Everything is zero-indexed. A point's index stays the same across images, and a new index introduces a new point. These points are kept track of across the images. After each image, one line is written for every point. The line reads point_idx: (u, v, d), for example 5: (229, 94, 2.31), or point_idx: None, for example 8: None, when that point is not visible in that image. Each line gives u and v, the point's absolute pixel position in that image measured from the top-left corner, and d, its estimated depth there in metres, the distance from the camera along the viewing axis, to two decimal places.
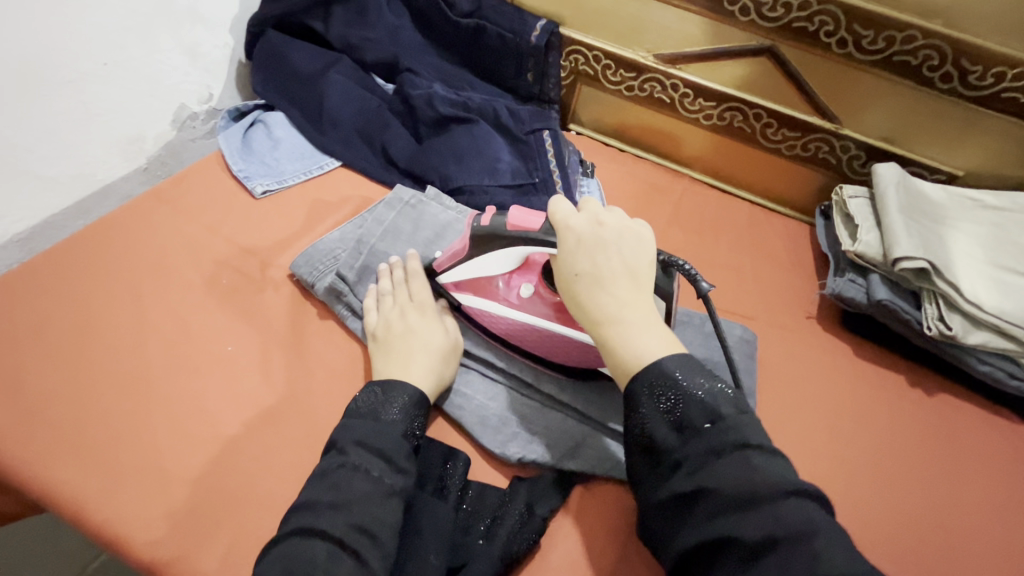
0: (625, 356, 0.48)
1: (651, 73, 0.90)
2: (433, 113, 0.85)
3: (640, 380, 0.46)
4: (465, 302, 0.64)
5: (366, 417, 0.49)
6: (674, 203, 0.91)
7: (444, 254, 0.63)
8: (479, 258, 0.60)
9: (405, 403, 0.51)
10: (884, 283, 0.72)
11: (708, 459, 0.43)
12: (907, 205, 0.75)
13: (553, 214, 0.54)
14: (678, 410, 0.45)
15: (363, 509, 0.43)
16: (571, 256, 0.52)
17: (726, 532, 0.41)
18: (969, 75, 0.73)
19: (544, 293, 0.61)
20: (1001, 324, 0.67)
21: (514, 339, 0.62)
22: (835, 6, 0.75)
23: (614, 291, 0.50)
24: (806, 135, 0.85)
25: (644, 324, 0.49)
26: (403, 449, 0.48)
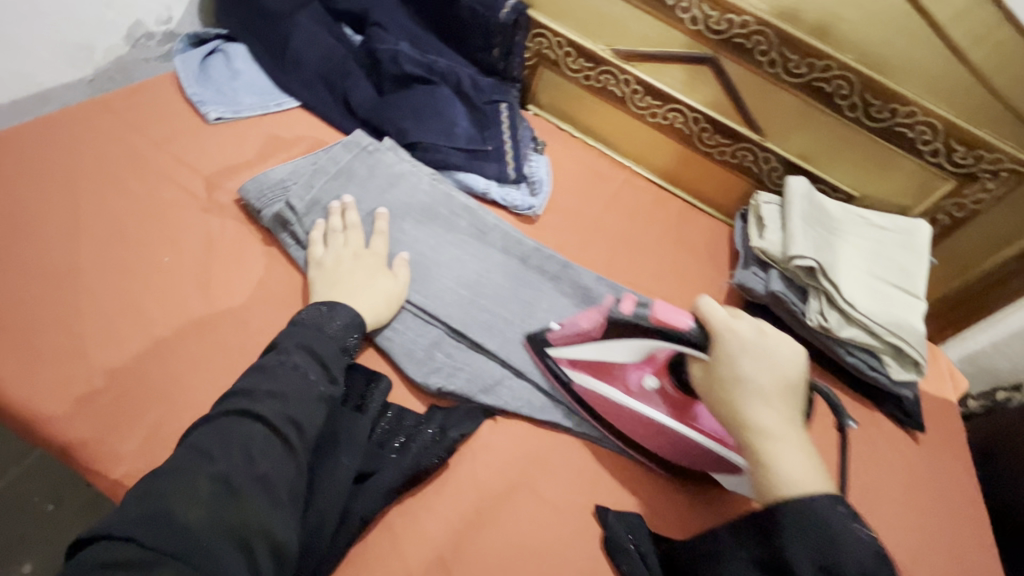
0: (776, 473, 0.49)
1: (607, 66, 0.96)
2: (397, 70, 0.87)
3: (789, 506, 0.47)
4: (581, 381, 0.61)
5: (310, 328, 0.55)
6: (614, 190, 0.99)
7: (562, 329, 0.64)
8: (610, 342, 0.61)
9: (347, 322, 0.58)
10: (780, 278, 0.82)
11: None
12: (809, 214, 0.85)
13: (709, 318, 0.55)
14: (830, 556, 0.45)
15: (296, 403, 0.48)
16: (732, 363, 0.53)
17: None
18: (871, 108, 0.84)
19: (666, 388, 0.60)
20: (868, 321, 0.78)
21: (621, 426, 0.61)
22: (770, 29, 0.84)
23: (772, 405, 0.51)
24: (735, 144, 0.95)
25: (797, 444, 0.50)
26: (338, 362, 0.54)
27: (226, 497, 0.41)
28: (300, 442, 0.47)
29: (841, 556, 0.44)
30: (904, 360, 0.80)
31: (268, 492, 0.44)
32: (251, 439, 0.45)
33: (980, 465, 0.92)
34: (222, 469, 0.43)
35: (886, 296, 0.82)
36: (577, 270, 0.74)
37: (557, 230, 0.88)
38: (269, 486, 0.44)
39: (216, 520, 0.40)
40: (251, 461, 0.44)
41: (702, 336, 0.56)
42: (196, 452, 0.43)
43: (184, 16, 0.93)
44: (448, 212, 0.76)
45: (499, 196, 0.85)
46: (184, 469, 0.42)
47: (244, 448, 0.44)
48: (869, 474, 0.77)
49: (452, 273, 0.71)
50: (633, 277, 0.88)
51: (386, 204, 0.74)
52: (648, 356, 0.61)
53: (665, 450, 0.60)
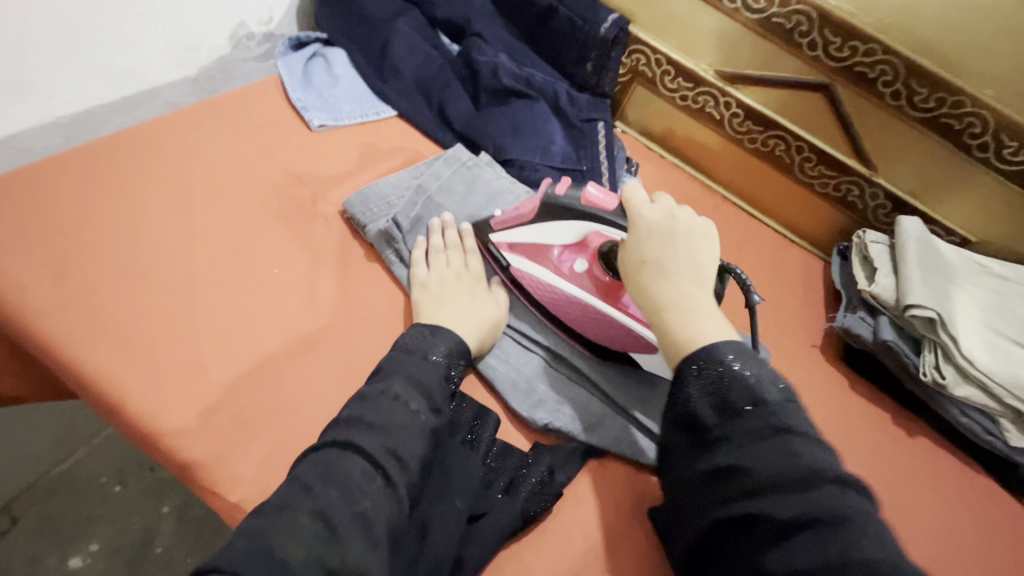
0: (676, 339, 0.52)
1: (708, 87, 0.93)
2: (496, 83, 0.85)
3: (687, 365, 0.50)
4: (517, 264, 0.66)
5: (415, 355, 0.53)
6: (704, 216, 0.95)
7: (505, 215, 0.68)
8: (547, 225, 0.65)
9: (450, 349, 0.55)
10: (891, 326, 0.77)
11: (745, 440, 0.46)
12: (924, 259, 0.80)
13: (630, 203, 0.58)
14: (724, 392, 0.48)
15: (396, 435, 0.46)
16: (640, 243, 0.56)
17: (759, 509, 0.43)
18: (1004, 149, 0.78)
19: (595, 272, 0.64)
20: (987, 381, 0.72)
21: (551, 304, 0.64)
22: (898, 59, 0.79)
23: (674, 278, 0.54)
24: (841, 175, 0.90)
25: (701, 312, 0.53)
26: (441, 391, 0.52)
27: (325, 537, 0.40)
28: (402, 478, 0.45)
29: (732, 390, 0.47)
30: None
31: (367, 532, 0.42)
32: (349, 475, 0.44)
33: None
34: (319, 505, 0.42)
35: (1007, 353, 0.76)
36: None
37: None
38: (370, 525, 0.42)
39: (316, 560, 0.39)
40: (349, 498, 0.42)
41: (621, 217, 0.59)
42: (298, 486, 0.43)
43: (284, 18, 0.94)
44: None
45: None
46: (286, 503, 0.41)
47: (344, 483, 0.43)
48: (983, 546, 0.71)
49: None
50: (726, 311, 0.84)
51: (485, 222, 0.72)
52: (582, 241, 0.65)
53: (593, 331, 0.63)
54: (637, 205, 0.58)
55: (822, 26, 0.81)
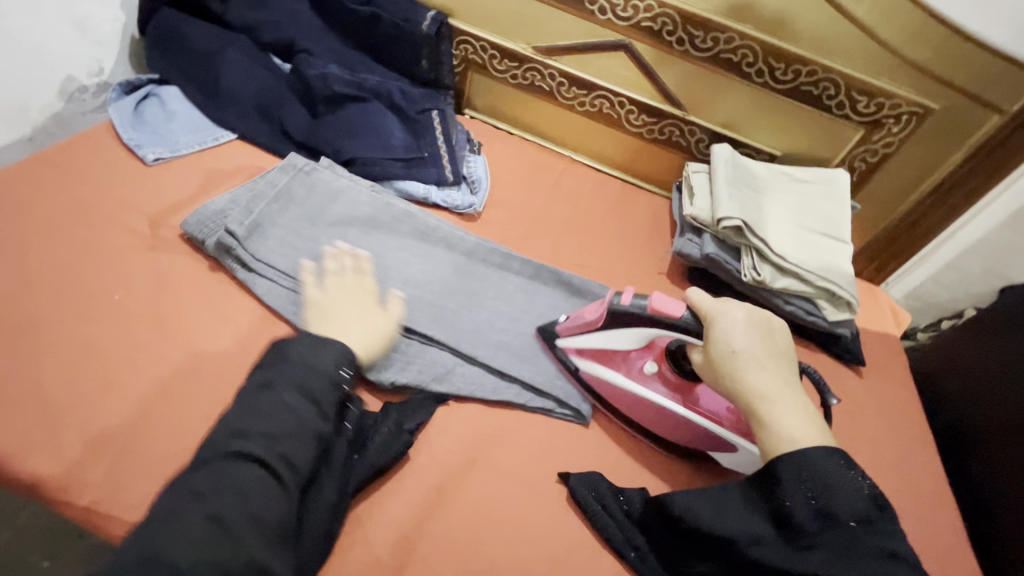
0: (778, 429, 0.53)
1: (531, 63, 1.01)
2: (329, 91, 0.91)
3: (790, 457, 0.52)
4: (588, 368, 0.68)
5: (301, 363, 0.55)
6: (554, 179, 1.03)
7: (569, 321, 0.69)
8: (612, 331, 0.67)
9: (335, 354, 0.58)
10: (714, 241, 0.86)
11: (843, 558, 0.48)
12: (733, 177, 0.90)
13: (701, 305, 0.61)
14: (829, 504, 0.50)
15: (288, 442, 0.51)
16: (727, 338, 0.58)
17: None
18: (776, 71, 0.90)
19: (665, 372, 0.66)
20: (798, 270, 0.83)
21: (618, 403, 0.68)
22: (672, 10, 0.89)
23: (767, 373, 0.56)
24: (661, 121, 1.00)
25: (794, 407, 0.54)
26: (330, 397, 0.56)
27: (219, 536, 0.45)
28: (291, 477, 0.51)
29: (837, 504, 0.49)
30: (838, 302, 0.85)
31: (262, 530, 0.47)
32: (248, 483, 0.48)
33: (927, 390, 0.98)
34: (213, 509, 0.46)
35: (813, 244, 0.88)
36: (517, 260, 0.79)
37: (502, 222, 0.92)
38: (263, 522, 0.48)
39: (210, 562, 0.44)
40: (244, 501, 0.47)
41: (696, 320, 0.61)
42: (193, 493, 0.47)
43: (116, 66, 0.96)
44: (390, 219, 0.79)
45: (439, 198, 0.89)
46: (182, 509, 0.45)
47: (240, 489, 0.48)
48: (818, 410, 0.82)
49: (399, 274, 0.75)
50: (580, 258, 0.92)
51: (329, 218, 0.77)
52: (648, 342, 0.67)
53: (672, 433, 0.66)
54: (715, 306, 0.60)
55: None
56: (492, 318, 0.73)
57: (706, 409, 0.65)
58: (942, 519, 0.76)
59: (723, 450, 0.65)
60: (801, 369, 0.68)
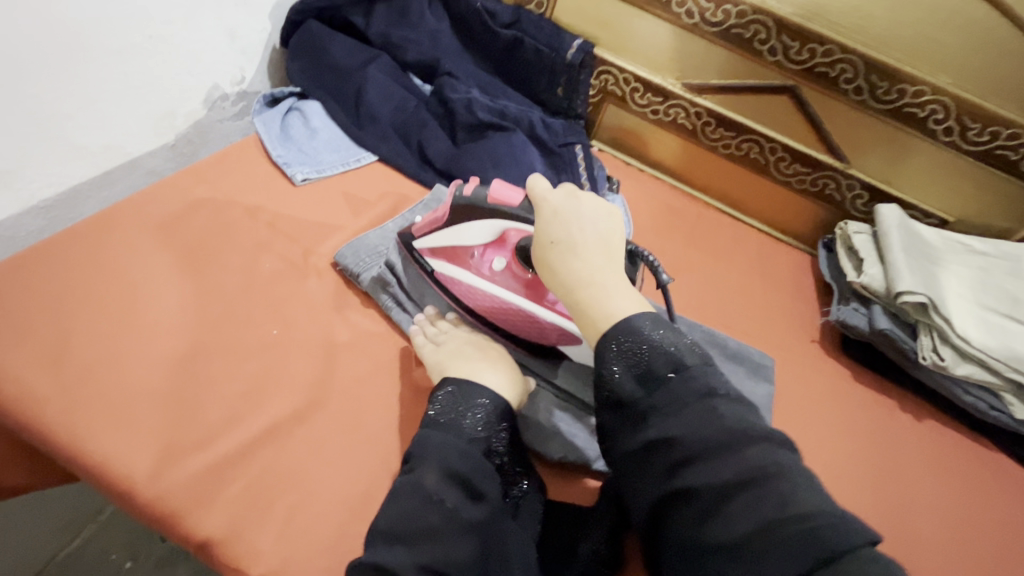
0: (594, 317, 0.52)
1: (676, 100, 0.95)
2: (472, 118, 0.87)
3: (608, 339, 0.50)
4: (438, 268, 0.65)
5: (446, 436, 0.50)
6: (690, 226, 0.97)
7: (422, 221, 0.65)
8: (458, 227, 0.62)
9: (486, 415, 0.52)
10: (885, 313, 0.78)
11: (677, 411, 0.46)
12: (908, 244, 0.82)
13: (533, 188, 0.56)
14: (647, 369, 0.48)
15: (435, 549, 0.45)
16: (547, 226, 0.54)
17: (691, 481, 0.43)
18: (968, 131, 0.81)
19: (514, 269, 0.62)
20: (987, 358, 0.74)
21: (484, 313, 0.64)
22: (855, 57, 0.82)
23: (586, 258, 0.53)
24: (815, 172, 0.92)
25: (614, 291, 0.52)
26: (483, 480, 0.49)
27: None
28: None
29: (653, 361, 0.48)
30: None
31: None
32: None
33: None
34: None
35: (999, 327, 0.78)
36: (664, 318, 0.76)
37: None
38: None
39: None
40: None
41: (528, 209, 0.57)
42: None
43: (256, 76, 0.95)
44: None
45: None
46: None
47: None
48: (1003, 519, 0.72)
49: None
50: (721, 316, 0.85)
51: None
52: (501, 237, 0.62)
53: (525, 331, 0.63)
54: (539, 188, 0.56)
55: (778, 31, 0.84)
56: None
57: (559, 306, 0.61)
58: None
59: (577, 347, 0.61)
60: (638, 255, 0.60)
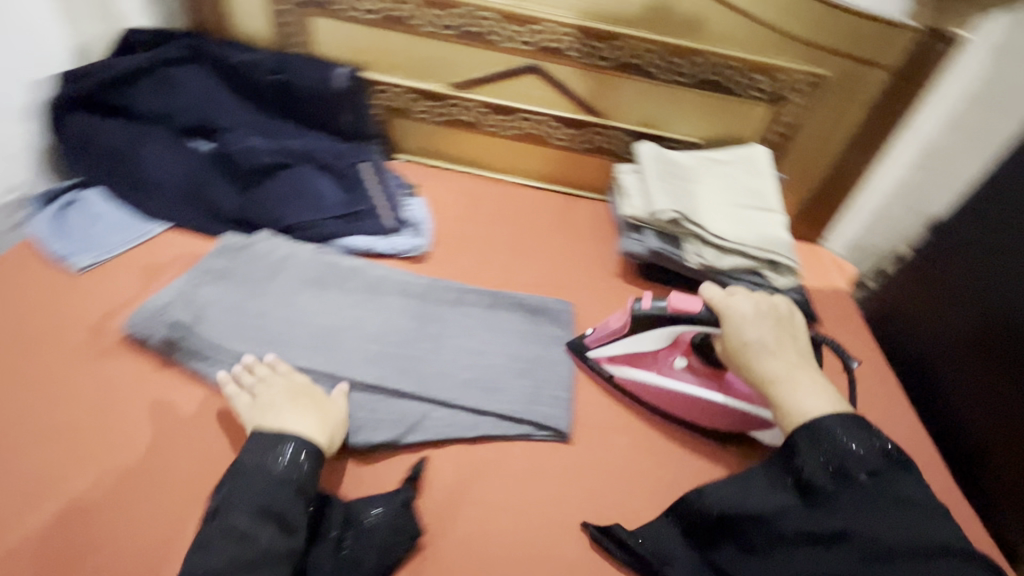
0: (791, 408, 0.61)
1: (451, 100, 1.04)
2: (254, 163, 0.90)
3: (800, 436, 0.59)
4: (621, 374, 0.75)
5: (254, 477, 0.55)
6: (495, 206, 1.05)
7: (601, 333, 0.75)
8: (638, 336, 0.73)
9: (295, 453, 0.57)
10: (656, 234, 0.89)
11: (859, 509, 0.55)
12: (662, 172, 0.94)
13: (713, 300, 0.69)
14: (840, 465, 0.57)
15: None
16: (737, 330, 0.67)
17: (870, 573, 0.53)
18: (679, 67, 0.94)
19: (694, 364, 0.73)
20: (738, 248, 0.87)
21: (669, 403, 0.74)
22: (573, 29, 0.92)
23: (774, 357, 0.65)
24: (585, 130, 1.04)
25: (801, 384, 0.63)
26: (294, 508, 0.54)
27: None
28: None
29: (849, 462, 0.56)
30: (781, 269, 0.90)
31: None
32: None
33: (885, 322, 0.99)
34: None
35: (747, 219, 0.92)
36: (469, 291, 0.82)
37: (450, 257, 0.92)
38: None
39: None
40: None
41: (710, 316, 0.69)
42: None
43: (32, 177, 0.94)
44: (338, 277, 0.79)
45: (384, 247, 0.89)
46: None
47: None
48: None
49: (361, 332, 0.75)
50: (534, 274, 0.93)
51: (273, 291, 0.76)
52: (673, 340, 0.73)
53: (697, 418, 0.73)
54: (720, 297, 0.69)
55: (502, 21, 0.93)
56: (457, 358, 0.74)
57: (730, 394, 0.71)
58: (927, 456, 0.79)
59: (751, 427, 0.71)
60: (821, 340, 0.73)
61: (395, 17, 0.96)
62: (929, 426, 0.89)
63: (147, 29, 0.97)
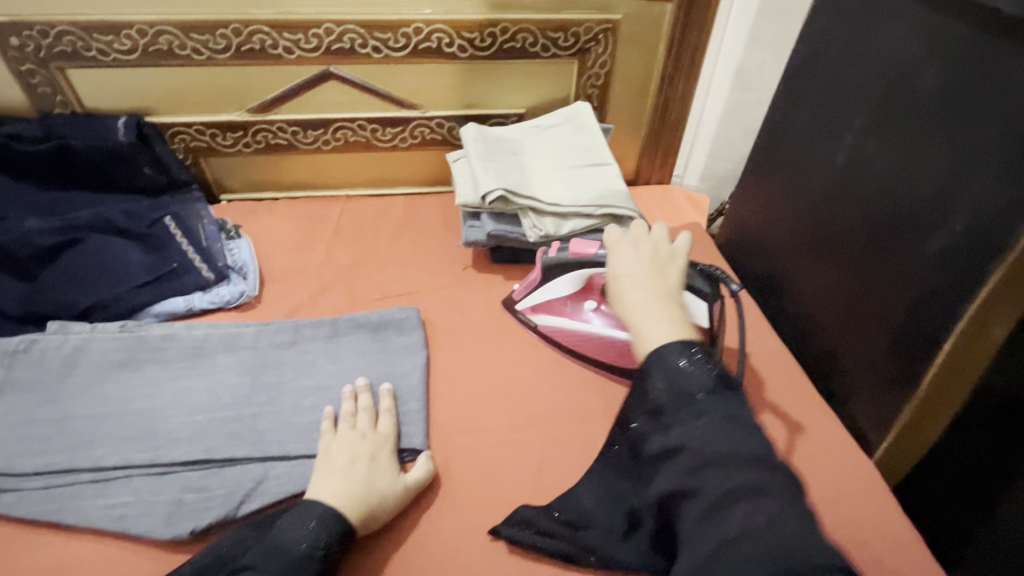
0: (641, 334, 0.55)
1: (256, 126, 0.96)
2: (33, 249, 0.79)
3: (649, 361, 0.51)
4: (541, 323, 0.76)
5: (282, 553, 0.51)
6: (334, 225, 0.98)
7: (522, 287, 0.78)
8: (552, 283, 0.75)
9: (321, 530, 0.53)
10: (492, 217, 0.87)
11: (693, 423, 0.45)
12: (486, 151, 0.90)
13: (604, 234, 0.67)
14: (682, 387, 0.48)
15: None
16: (616, 263, 0.64)
17: (693, 486, 0.43)
18: (475, 41, 0.91)
19: (607, 308, 0.74)
20: (574, 210, 0.86)
21: (587, 350, 0.73)
22: (353, 25, 0.86)
23: (646, 287, 0.59)
24: (407, 126, 0.99)
25: (665, 314, 0.56)
26: None
27: None
28: None
29: (683, 380, 0.48)
30: (624, 220, 0.89)
31: None
32: None
33: (739, 232, 0.99)
34: None
35: (581, 178, 0.90)
36: (306, 324, 0.76)
37: (288, 294, 0.86)
38: None
39: None
40: None
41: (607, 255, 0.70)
42: None
43: None
44: (149, 351, 0.72)
45: (206, 302, 0.82)
46: None
47: None
48: None
49: (183, 403, 0.67)
50: (382, 286, 0.88)
51: (70, 388, 0.68)
52: (586, 285, 0.75)
53: (619, 360, 0.72)
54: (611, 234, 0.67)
55: (276, 31, 0.86)
56: (298, 402, 0.68)
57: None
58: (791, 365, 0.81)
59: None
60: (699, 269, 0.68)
61: (157, 50, 0.86)
62: (783, 330, 0.90)
63: None
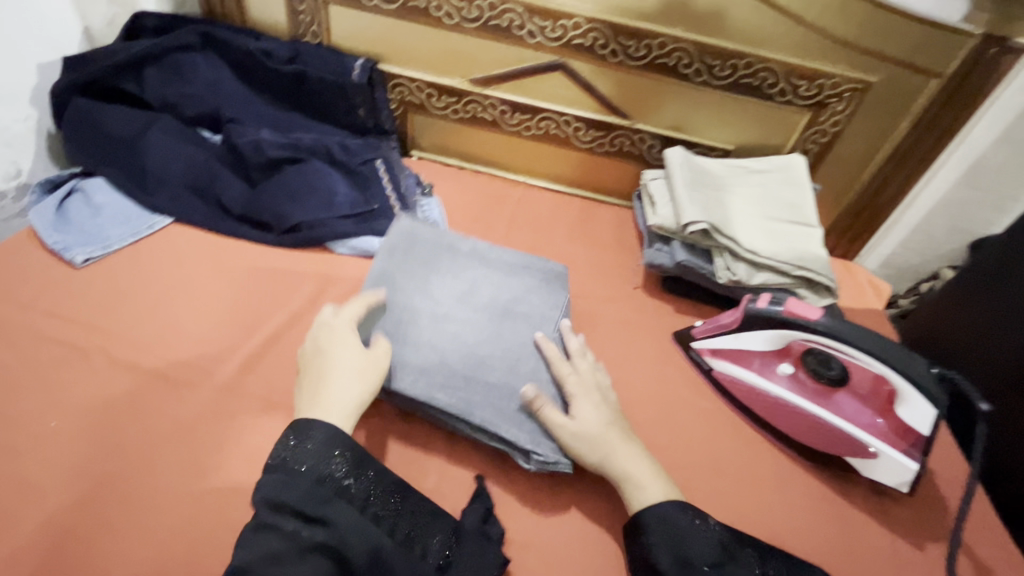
0: None
1: (470, 96, 0.99)
2: (263, 157, 0.87)
3: (655, 524, 0.55)
4: (720, 367, 0.73)
5: (279, 472, 0.52)
6: (513, 209, 1.00)
7: (704, 324, 0.76)
8: (747, 333, 0.70)
9: (305, 447, 0.53)
10: (683, 247, 0.84)
11: None
12: (692, 180, 0.88)
13: None
14: (687, 552, 0.54)
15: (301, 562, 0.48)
16: None
17: None
18: (714, 68, 0.89)
19: (800, 375, 0.70)
20: (772, 262, 0.82)
21: (764, 409, 0.70)
22: (601, 25, 0.87)
23: None
24: (611, 133, 0.99)
25: None
26: (318, 497, 0.51)
27: None
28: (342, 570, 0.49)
29: (692, 550, 0.54)
30: (817, 288, 0.84)
31: None
32: None
33: (926, 345, 0.90)
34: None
35: (783, 233, 0.86)
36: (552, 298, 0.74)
37: None
38: None
39: None
40: None
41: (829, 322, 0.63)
42: None
43: (35, 164, 0.90)
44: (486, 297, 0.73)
45: None
46: None
47: None
48: None
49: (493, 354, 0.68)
50: None
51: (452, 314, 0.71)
52: (783, 347, 0.70)
53: (799, 432, 0.68)
54: None
55: (528, 14, 0.88)
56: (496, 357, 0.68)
57: (847, 416, 0.66)
58: None
59: (870, 457, 0.65)
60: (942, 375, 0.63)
61: (413, 6, 0.91)
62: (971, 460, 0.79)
63: (154, 14, 0.93)
